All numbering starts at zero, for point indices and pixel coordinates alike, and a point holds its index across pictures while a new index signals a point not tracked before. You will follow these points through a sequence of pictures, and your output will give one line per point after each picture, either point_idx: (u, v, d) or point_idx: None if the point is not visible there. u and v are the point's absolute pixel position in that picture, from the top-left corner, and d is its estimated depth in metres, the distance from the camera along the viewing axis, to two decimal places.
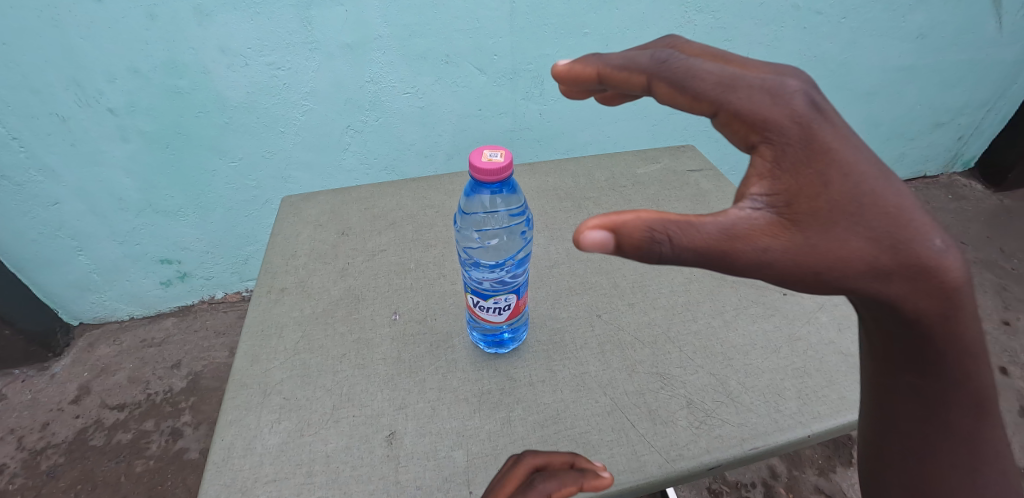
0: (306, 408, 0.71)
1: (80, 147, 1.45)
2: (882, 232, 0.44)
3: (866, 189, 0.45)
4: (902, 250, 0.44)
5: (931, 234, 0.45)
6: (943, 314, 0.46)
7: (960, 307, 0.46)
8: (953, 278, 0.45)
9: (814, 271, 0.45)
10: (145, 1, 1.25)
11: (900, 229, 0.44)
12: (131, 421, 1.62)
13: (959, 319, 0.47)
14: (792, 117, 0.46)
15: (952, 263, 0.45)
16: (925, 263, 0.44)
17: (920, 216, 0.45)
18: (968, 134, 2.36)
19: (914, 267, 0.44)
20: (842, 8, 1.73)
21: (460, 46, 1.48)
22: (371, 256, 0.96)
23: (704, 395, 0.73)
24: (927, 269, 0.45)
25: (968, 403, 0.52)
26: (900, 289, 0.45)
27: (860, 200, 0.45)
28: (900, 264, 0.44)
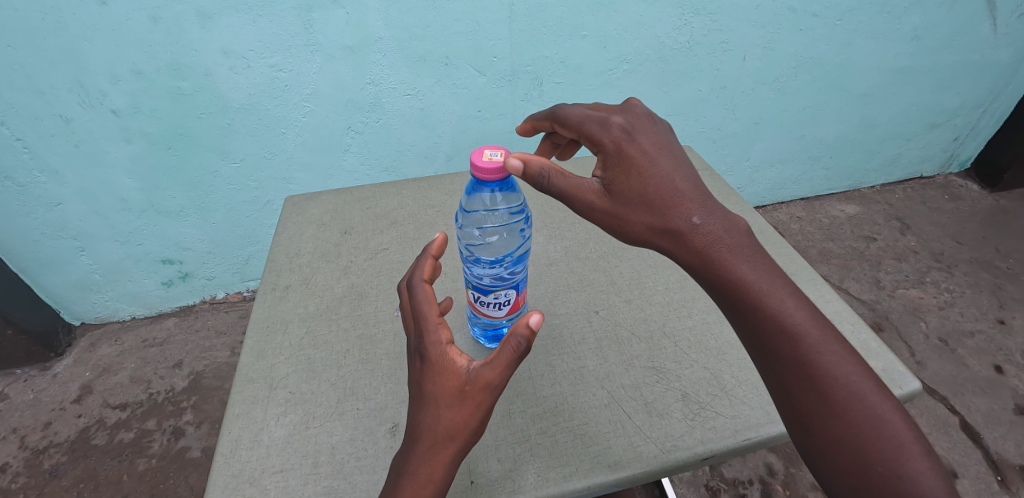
0: (311, 402, 0.73)
1: (83, 148, 1.46)
2: (657, 205, 0.66)
3: (655, 180, 0.67)
4: (670, 219, 0.66)
5: (693, 213, 0.66)
6: (711, 265, 0.64)
7: (728, 262, 0.63)
8: (715, 244, 0.64)
9: (614, 226, 0.69)
10: (149, 4, 1.27)
11: (669, 207, 0.66)
12: (133, 420, 1.63)
13: (732, 271, 0.63)
14: (619, 135, 0.70)
15: (713, 234, 0.65)
16: (684, 229, 0.65)
17: (688, 202, 0.66)
18: (963, 134, 2.39)
19: (678, 232, 0.65)
20: (837, 11, 1.76)
21: (460, 48, 1.50)
22: (374, 255, 0.98)
23: (699, 388, 0.75)
24: (687, 236, 0.65)
25: (784, 341, 0.60)
26: (671, 247, 0.66)
27: (649, 185, 0.67)
28: (666, 228, 0.66)
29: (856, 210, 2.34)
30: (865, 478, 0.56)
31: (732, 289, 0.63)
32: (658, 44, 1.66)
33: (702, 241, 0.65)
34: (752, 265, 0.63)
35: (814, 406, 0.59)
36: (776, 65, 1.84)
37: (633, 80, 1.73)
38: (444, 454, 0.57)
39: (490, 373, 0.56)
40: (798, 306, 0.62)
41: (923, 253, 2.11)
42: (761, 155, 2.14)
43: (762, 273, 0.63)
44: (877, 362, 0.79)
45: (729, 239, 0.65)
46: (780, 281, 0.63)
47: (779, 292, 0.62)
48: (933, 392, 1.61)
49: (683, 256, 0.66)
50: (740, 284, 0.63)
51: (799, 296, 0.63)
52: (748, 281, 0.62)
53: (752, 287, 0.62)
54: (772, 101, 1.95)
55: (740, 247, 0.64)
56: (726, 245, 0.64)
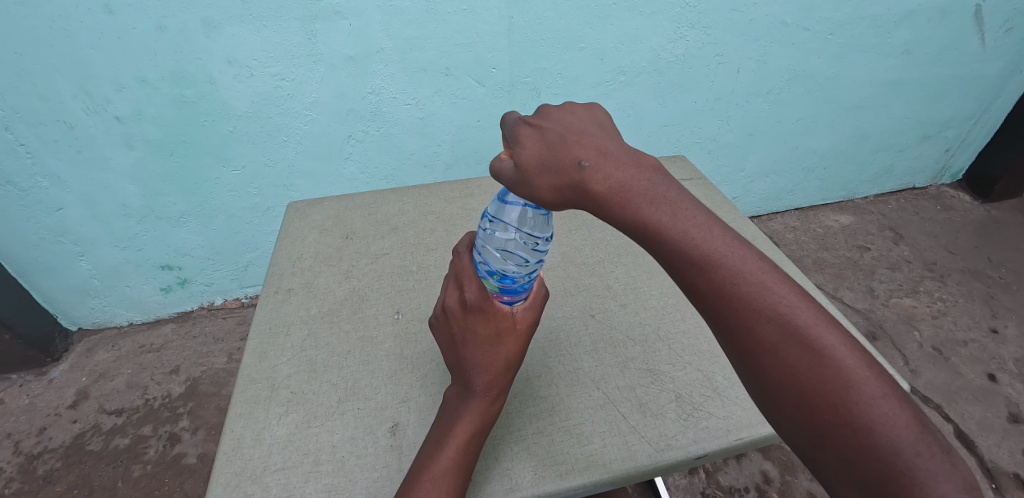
0: (313, 402, 0.74)
1: (86, 154, 1.48)
2: (550, 162, 0.57)
3: (545, 142, 0.59)
4: (563, 168, 0.56)
5: (585, 155, 0.56)
6: (615, 208, 0.54)
7: (629, 203, 0.54)
8: (610, 184, 0.55)
9: (522, 194, 0.60)
10: (156, 13, 1.29)
11: (560, 158, 0.57)
12: (129, 426, 1.63)
13: (636, 210, 0.54)
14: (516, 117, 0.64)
15: (610, 171, 0.55)
16: (580, 177, 0.56)
17: (579, 145, 0.57)
18: (954, 146, 2.43)
19: (575, 181, 0.56)
20: (829, 25, 1.80)
21: (459, 60, 1.53)
22: (375, 259, 1.00)
23: (692, 390, 0.77)
24: (585, 183, 0.55)
25: (703, 284, 0.52)
26: (575, 199, 0.57)
27: (539, 150, 0.59)
28: (562, 181, 0.56)
29: (850, 220, 2.37)
30: (812, 415, 0.51)
31: (641, 231, 0.54)
32: (654, 56, 1.70)
33: (601, 184, 0.55)
34: (654, 200, 0.54)
35: (745, 347, 0.53)
36: (769, 78, 1.88)
37: (630, 92, 1.76)
38: (502, 383, 0.69)
39: (532, 311, 0.72)
40: (715, 242, 0.53)
41: (916, 262, 2.14)
42: (755, 166, 2.17)
43: (670, 206, 0.54)
44: None
45: (627, 174, 0.55)
46: (689, 214, 0.54)
47: (691, 230, 0.53)
48: (926, 400, 1.62)
49: (587, 205, 0.56)
50: (648, 227, 0.53)
51: (715, 230, 0.54)
52: (654, 222, 0.53)
53: (660, 229, 0.53)
54: (767, 113, 1.99)
55: (642, 183, 0.55)
56: (625, 181, 0.55)
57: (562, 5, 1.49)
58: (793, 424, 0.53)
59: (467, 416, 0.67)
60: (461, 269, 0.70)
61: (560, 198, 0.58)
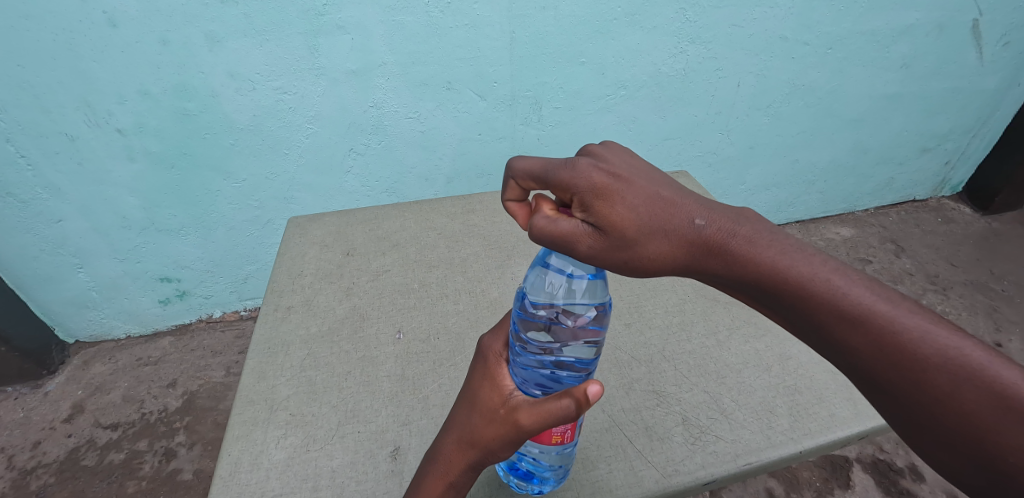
0: (313, 424, 0.73)
1: (87, 166, 1.48)
2: (655, 220, 0.52)
3: (640, 194, 0.53)
4: (677, 227, 0.53)
5: (697, 213, 0.53)
6: (748, 267, 0.51)
7: (761, 260, 0.51)
8: (735, 240, 0.52)
9: (622, 259, 0.53)
10: (159, 27, 1.30)
11: (662, 218, 0.52)
12: (124, 441, 1.61)
13: (771, 264, 0.50)
14: (582, 160, 0.53)
15: (731, 227, 0.52)
16: (701, 237, 0.52)
17: (687, 201, 0.54)
18: (954, 158, 2.44)
19: (697, 241, 0.52)
20: (827, 39, 1.81)
21: (461, 74, 1.54)
22: (376, 276, 0.99)
23: (699, 412, 0.75)
24: (699, 241, 0.52)
25: (857, 337, 0.47)
26: (699, 261, 0.52)
27: (635, 202, 0.52)
28: (678, 242, 0.52)
29: (851, 232, 2.37)
30: (1000, 465, 0.45)
31: (781, 288, 0.50)
32: (655, 71, 1.70)
33: (726, 241, 0.52)
34: (782, 252, 0.51)
35: (912, 400, 0.47)
36: (770, 92, 1.88)
37: (631, 106, 1.76)
38: (459, 460, 0.58)
39: (530, 413, 0.53)
40: (860, 287, 0.48)
41: (918, 275, 2.13)
42: (756, 179, 2.17)
43: (803, 257, 0.50)
44: None
45: (747, 227, 0.53)
46: (822, 262, 0.50)
47: (833, 279, 0.49)
48: None
49: (715, 267, 0.52)
50: (788, 283, 0.49)
51: (855, 275, 0.49)
52: (793, 276, 0.49)
53: (803, 283, 0.49)
54: (767, 126, 1.99)
55: (764, 238, 0.52)
56: (746, 236, 0.52)
57: (563, 19, 1.50)
58: (978, 479, 0.47)
59: (421, 484, 0.60)
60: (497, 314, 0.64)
61: (679, 260, 0.53)
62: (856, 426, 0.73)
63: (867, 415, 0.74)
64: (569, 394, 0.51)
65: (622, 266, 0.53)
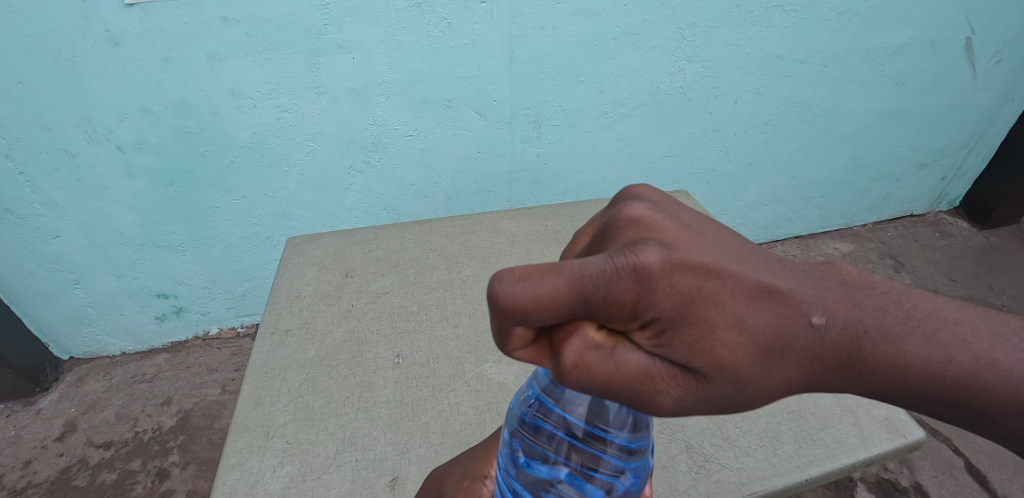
0: (310, 452, 0.72)
1: (86, 183, 1.47)
2: (766, 340, 0.41)
3: (736, 301, 0.40)
4: (793, 339, 0.42)
5: (810, 308, 0.42)
6: (891, 375, 0.42)
7: (908, 361, 0.42)
8: (867, 341, 0.42)
9: (721, 397, 0.43)
10: (161, 46, 1.31)
11: (775, 335, 0.41)
12: (117, 461, 1.58)
13: (920, 366, 0.41)
14: (654, 274, 0.37)
15: (855, 321, 0.42)
16: (827, 346, 0.42)
17: (796, 293, 0.42)
18: (950, 174, 2.45)
19: (819, 352, 0.42)
20: (823, 58, 1.83)
21: (461, 92, 1.55)
22: (375, 298, 0.98)
23: (703, 439, 0.74)
24: (821, 350, 0.42)
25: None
26: (825, 373, 0.43)
27: (739, 319, 0.40)
28: (795, 360, 0.42)
29: (850, 248, 2.37)
30: None
31: (939, 391, 0.42)
32: (653, 89, 1.71)
33: (858, 345, 0.42)
34: (930, 342, 0.42)
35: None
36: (767, 110, 1.90)
37: (629, 124, 1.77)
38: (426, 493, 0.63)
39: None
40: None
41: None
42: (755, 195, 2.17)
43: (955, 340, 0.42)
44: (880, 410, 0.78)
45: (873, 317, 0.42)
46: (976, 335, 0.42)
47: (998, 360, 0.41)
48: (936, 433, 1.57)
49: (847, 378, 0.43)
50: (945, 383, 0.41)
51: (1014, 342, 0.42)
52: (953, 376, 0.41)
53: (967, 382, 0.41)
54: (765, 143, 2.00)
55: (899, 324, 0.42)
56: (881, 328, 0.42)
57: (561, 39, 1.52)
58: None
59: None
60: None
61: (797, 375, 0.43)
62: (862, 452, 0.72)
63: (874, 441, 0.73)
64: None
65: (725, 400, 0.43)
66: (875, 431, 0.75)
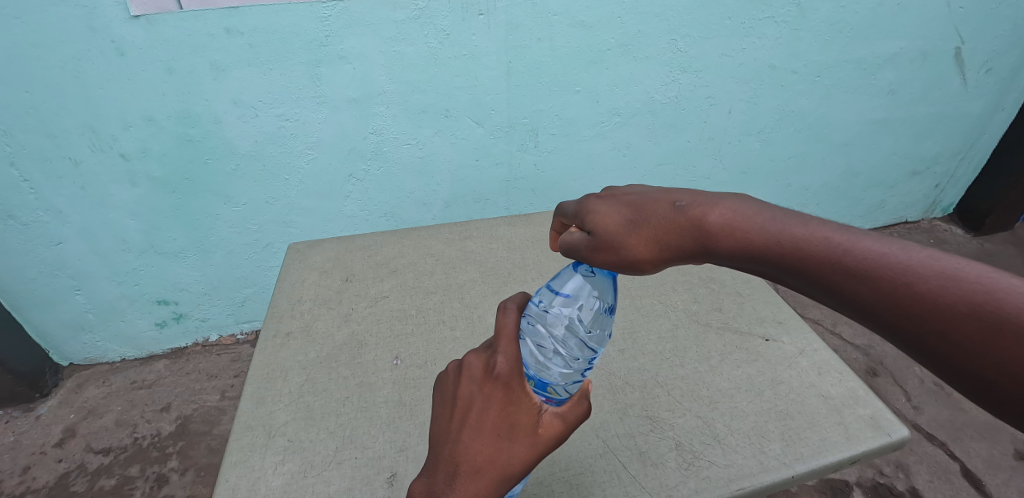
0: (310, 450, 0.73)
1: (89, 190, 1.50)
2: (639, 211, 0.63)
3: (622, 196, 0.65)
4: (659, 211, 0.61)
5: (679, 197, 0.61)
6: (733, 235, 0.57)
7: (749, 230, 0.56)
8: (717, 212, 0.58)
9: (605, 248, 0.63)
10: (165, 57, 1.34)
11: (648, 207, 0.62)
12: (116, 466, 1.59)
13: (757, 232, 0.56)
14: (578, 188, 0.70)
15: (714, 203, 0.59)
16: (683, 214, 0.59)
17: (672, 191, 0.64)
18: (942, 181, 2.48)
19: (678, 218, 0.59)
20: (814, 68, 1.87)
21: (459, 102, 1.58)
22: (374, 302, 1.00)
23: (693, 437, 0.76)
24: (681, 217, 0.59)
25: (869, 292, 0.49)
26: (682, 237, 0.59)
27: (619, 204, 0.65)
28: (659, 222, 0.60)
29: None
30: None
31: (773, 251, 0.54)
32: (648, 99, 1.75)
33: (706, 214, 0.58)
34: (771, 220, 0.56)
35: (945, 355, 0.46)
36: (760, 119, 1.93)
37: (625, 133, 1.80)
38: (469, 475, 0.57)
39: (569, 420, 0.61)
40: (861, 244, 0.51)
41: None
42: None
43: (799, 225, 0.55)
44: (866, 409, 0.80)
45: (728, 201, 0.58)
46: (820, 224, 0.55)
47: (830, 238, 0.53)
48: (930, 437, 1.58)
49: (700, 240, 0.58)
50: (780, 247, 0.55)
51: (859, 233, 0.53)
52: (787, 243, 0.54)
53: (797, 248, 0.54)
54: (758, 151, 2.03)
55: (750, 209, 0.58)
56: (733, 209, 0.58)
57: (558, 49, 1.55)
58: None
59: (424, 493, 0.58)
60: (499, 329, 0.61)
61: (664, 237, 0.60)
62: (847, 450, 0.74)
63: (858, 439, 0.75)
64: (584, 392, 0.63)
65: (611, 251, 0.63)
66: (860, 429, 0.77)
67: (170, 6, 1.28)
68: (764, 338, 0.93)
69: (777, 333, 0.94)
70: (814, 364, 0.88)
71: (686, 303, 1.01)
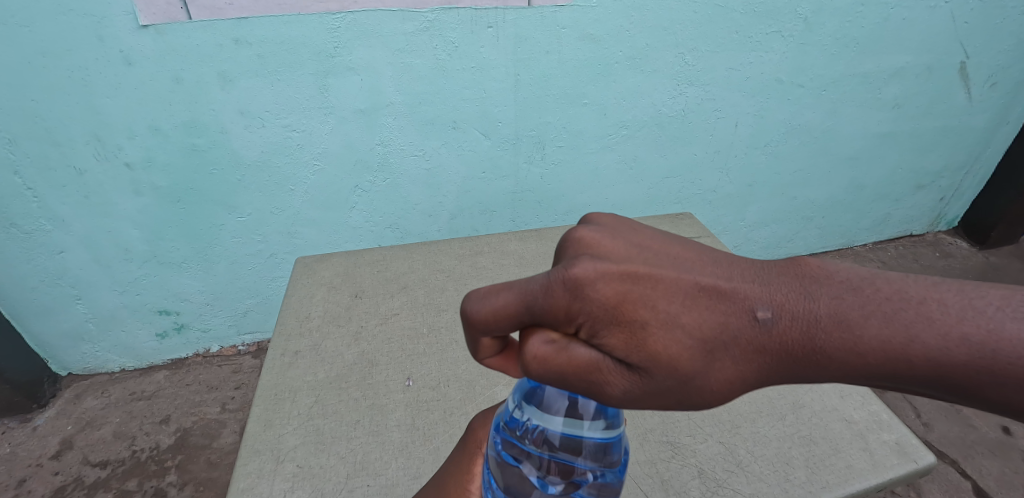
0: (320, 477, 0.71)
1: (93, 199, 1.48)
2: (711, 332, 0.47)
3: (675, 300, 0.47)
4: (742, 332, 0.47)
5: (757, 305, 0.48)
6: (845, 358, 0.46)
7: (865, 345, 0.46)
8: (819, 331, 0.47)
9: (678, 396, 0.48)
10: (173, 66, 1.33)
11: (721, 325, 0.47)
12: (112, 480, 1.55)
13: (875, 348, 0.45)
14: (584, 294, 0.45)
15: (805, 312, 0.47)
16: (774, 339, 0.47)
17: (739, 290, 0.48)
18: (948, 195, 2.48)
19: (770, 345, 0.47)
20: (822, 82, 1.86)
21: (467, 114, 1.57)
22: (384, 320, 0.98)
23: (716, 464, 0.74)
24: (768, 341, 0.47)
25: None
26: (779, 368, 0.48)
27: (682, 321, 0.46)
28: (745, 352, 0.47)
29: None
30: None
31: (898, 371, 0.46)
32: (655, 111, 1.74)
33: (810, 338, 0.47)
34: (888, 327, 0.45)
35: None
36: (767, 131, 1.92)
37: (631, 145, 1.79)
38: None
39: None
40: (1003, 334, 0.44)
41: None
42: (756, 216, 2.19)
43: (919, 319, 0.45)
44: (890, 435, 0.78)
45: (827, 311, 0.47)
46: (942, 313, 0.45)
47: (965, 334, 0.44)
48: (942, 455, 1.55)
49: (803, 369, 0.48)
50: (911, 360, 0.45)
51: (986, 312, 0.45)
52: (919, 353, 0.45)
53: (933, 358, 0.45)
54: (765, 164, 2.02)
55: (857, 311, 0.46)
56: (835, 317, 0.47)
57: (566, 62, 1.55)
58: None
59: None
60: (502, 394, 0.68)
61: (754, 370, 0.48)
62: (874, 478, 0.72)
63: (884, 466, 0.73)
64: None
65: (678, 399, 0.48)
66: (886, 456, 0.74)
67: (179, 16, 1.27)
68: None
69: None
70: (836, 387, 0.86)
71: None
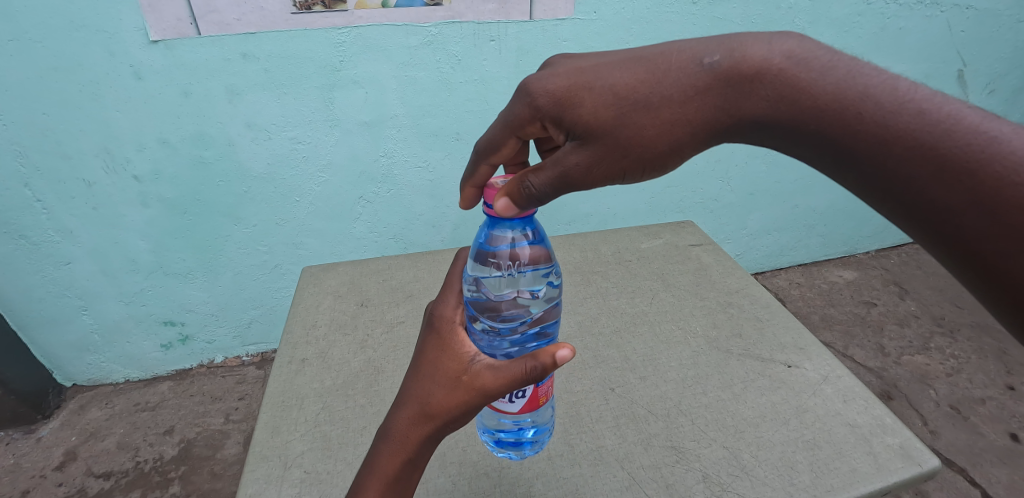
0: (327, 482, 0.72)
1: (101, 211, 1.50)
2: (659, 90, 0.55)
3: (634, 70, 0.56)
4: (689, 76, 0.55)
5: (705, 60, 0.55)
6: (785, 106, 0.53)
7: (816, 88, 0.52)
8: (761, 78, 0.53)
9: (620, 152, 0.57)
10: (182, 80, 1.36)
11: (664, 86, 0.55)
12: (116, 491, 1.54)
13: (825, 94, 0.52)
14: (537, 81, 0.59)
15: (758, 58, 0.54)
16: (712, 94, 0.54)
17: (689, 48, 0.56)
18: None
19: (710, 90, 0.55)
20: None
21: (470, 125, 1.59)
22: (390, 328, 0.99)
23: (720, 469, 0.74)
24: (707, 92, 0.54)
25: (938, 187, 0.48)
26: (720, 118, 0.55)
27: (637, 79, 0.56)
28: (685, 104, 0.55)
29: (854, 275, 2.36)
30: None
31: (830, 116, 0.52)
32: None
33: (751, 85, 0.54)
34: (831, 78, 0.52)
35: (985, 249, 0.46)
36: None
37: None
38: (415, 434, 0.62)
39: (496, 376, 0.59)
40: (939, 113, 0.49)
41: (924, 317, 2.08)
42: (757, 224, 2.20)
43: (887, 88, 0.51)
44: (894, 438, 0.78)
45: (781, 58, 0.53)
46: (900, 90, 0.51)
47: (926, 110, 0.49)
48: (950, 463, 1.54)
49: (735, 122, 0.55)
50: (862, 115, 0.51)
51: (951, 104, 0.50)
52: (871, 112, 0.50)
53: (880, 117, 0.50)
54: (766, 172, 2.04)
55: (818, 61, 0.53)
56: (783, 68, 0.53)
57: None
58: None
59: (378, 458, 0.63)
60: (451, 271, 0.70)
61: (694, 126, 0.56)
62: (878, 481, 0.72)
63: (889, 470, 0.73)
64: (533, 357, 0.58)
65: (619, 156, 0.57)
66: (890, 460, 0.74)
67: (189, 32, 1.30)
68: (786, 365, 0.92)
69: (800, 360, 0.93)
70: (838, 391, 0.86)
71: (705, 328, 1.01)
